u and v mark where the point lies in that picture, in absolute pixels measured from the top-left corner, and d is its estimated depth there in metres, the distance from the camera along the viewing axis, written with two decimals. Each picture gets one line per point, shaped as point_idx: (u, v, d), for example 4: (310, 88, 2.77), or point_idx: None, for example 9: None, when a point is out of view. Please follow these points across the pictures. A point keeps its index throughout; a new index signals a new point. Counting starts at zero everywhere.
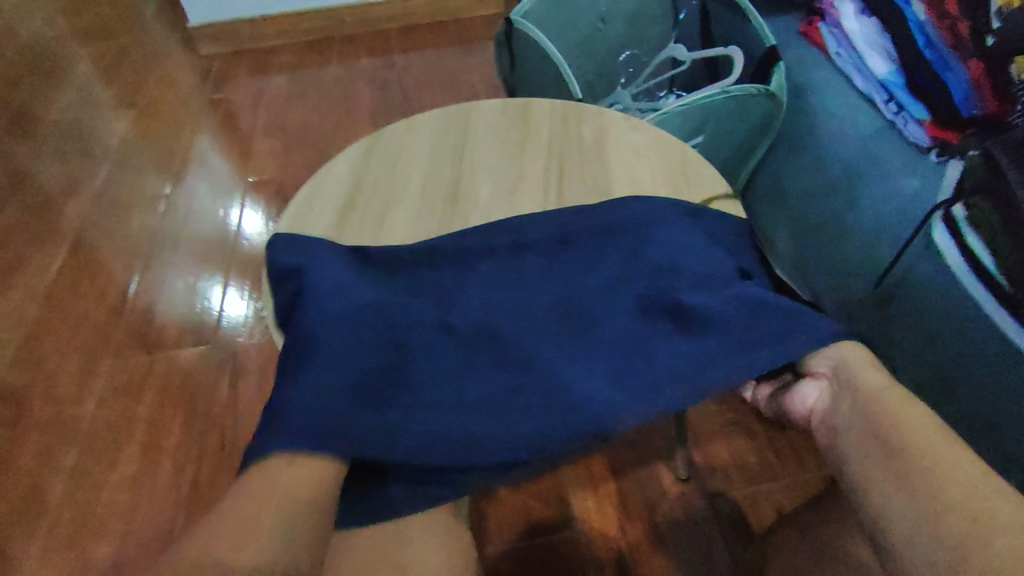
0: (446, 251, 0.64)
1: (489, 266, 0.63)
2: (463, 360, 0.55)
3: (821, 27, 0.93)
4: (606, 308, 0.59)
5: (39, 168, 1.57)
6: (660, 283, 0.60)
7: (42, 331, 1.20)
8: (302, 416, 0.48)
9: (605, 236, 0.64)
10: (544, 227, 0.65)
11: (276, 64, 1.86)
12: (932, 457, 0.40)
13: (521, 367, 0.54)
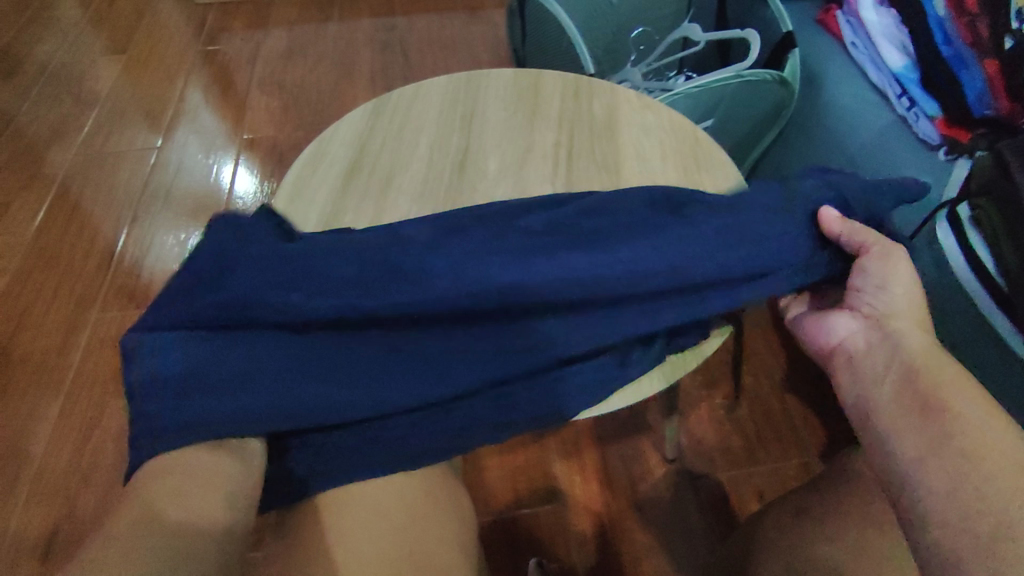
0: (434, 218, 0.61)
1: (478, 225, 0.59)
2: (439, 340, 0.52)
3: (838, 16, 0.93)
4: (597, 266, 0.54)
5: (24, 111, 1.52)
6: (643, 248, 0.55)
7: (26, 280, 1.17)
8: (240, 392, 0.48)
9: (595, 205, 0.61)
10: (540, 204, 0.63)
11: (273, 17, 1.80)
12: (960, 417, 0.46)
13: (479, 338, 0.52)
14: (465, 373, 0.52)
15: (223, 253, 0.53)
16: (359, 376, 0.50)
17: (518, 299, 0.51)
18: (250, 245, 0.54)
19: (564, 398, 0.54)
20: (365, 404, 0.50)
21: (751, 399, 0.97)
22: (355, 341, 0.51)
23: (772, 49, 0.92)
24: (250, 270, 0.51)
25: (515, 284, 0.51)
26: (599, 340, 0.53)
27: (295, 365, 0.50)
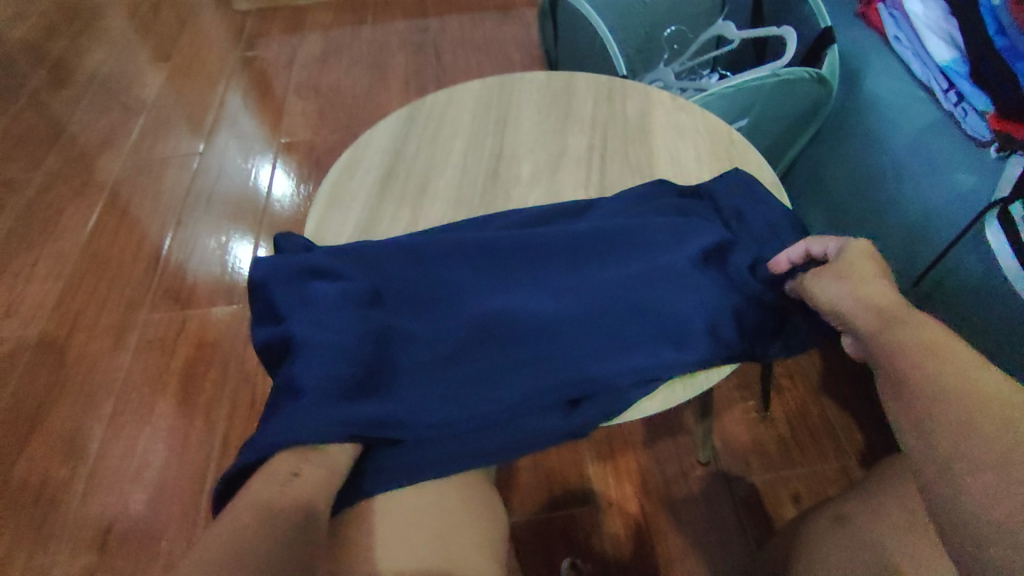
0: (476, 233, 0.62)
1: (524, 249, 0.60)
2: (483, 364, 0.54)
3: (879, 9, 0.89)
4: (633, 305, 0.56)
5: (76, 119, 1.59)
6: (656, 273, 0.58)
7: (81, 283, 1.23)
8: (287, 413, 0.47)
9: (628, 224, 0.62)
10: (577, 218, 0.64)
11: (309, 22, 1.84)
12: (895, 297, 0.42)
13: (507, 364, 0.54)
14: (506, 380, 0.53)
15: (272, 297, 0.56)
16: (409, 389, 0.52)
17: (543, 341, 0.54)
18: (308, 278, 0.57)
19: (603, 401, 0.53)
20: (413, 414, 0.51)
21: (787, 402, 0.96)
22: (393, 360, 0.54)
23: (810, 47, 0.90)
24: (288, 314, 0.54)
25: (541, 325, 0.55)
26: (630, 349, 0.54)
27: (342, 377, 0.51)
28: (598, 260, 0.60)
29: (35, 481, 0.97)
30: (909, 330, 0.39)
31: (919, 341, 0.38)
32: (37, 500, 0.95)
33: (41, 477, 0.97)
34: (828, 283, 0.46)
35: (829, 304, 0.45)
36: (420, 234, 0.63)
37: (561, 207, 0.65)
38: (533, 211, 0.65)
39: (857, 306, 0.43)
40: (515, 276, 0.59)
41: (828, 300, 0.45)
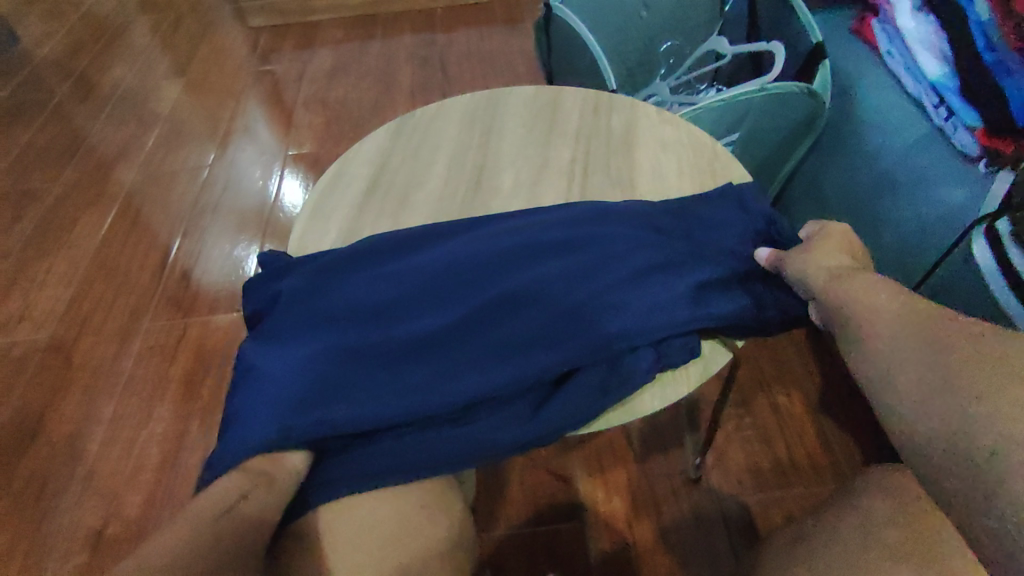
0: (447, 244, 0.62)
1: (492, 258, 0.60)
2: (448, 368, 0.53)
3: (873, 24, 0.88)
4: (604, 313, 0.55)
5: (95, 131, 1.65)
6: (627, 282, 0.57)
7: (90, 290, 1.26)
8: (259, 417, 0.50)
9: (600, 235, 0.61)
10: (553, 224, 0.63)
11: (321, 38, 1.89)
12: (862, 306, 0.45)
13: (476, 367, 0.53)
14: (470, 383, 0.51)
15: (262, 321, 0.59)
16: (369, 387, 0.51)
17: (512, 347, 0.54)
18: (284, 297, 0.59)
19: (567, 408, 0.52)
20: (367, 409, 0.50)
21: (782, 418, 0.94)
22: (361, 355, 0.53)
23: (803, 61, 0.88)
24: (269, 332, 0.56)
25: (509, 331, 0.55)
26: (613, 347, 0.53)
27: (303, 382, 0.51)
28: (570, 267, 0.59)
29: (33, 481, 0.99)
30: (855, 287, 0.47)
31: (856, 295, 0.46)
32: (36, 500, 0.97)
33: (39, 479, 0.99)
34: (806, 254, 0.53)
35: (801, 281, 0.51)
36: (397, 238, 0.63)
37: (537, 216, 0.65)
38: (505, 221, 0.65)
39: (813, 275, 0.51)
40: (486, 281, 0.58)
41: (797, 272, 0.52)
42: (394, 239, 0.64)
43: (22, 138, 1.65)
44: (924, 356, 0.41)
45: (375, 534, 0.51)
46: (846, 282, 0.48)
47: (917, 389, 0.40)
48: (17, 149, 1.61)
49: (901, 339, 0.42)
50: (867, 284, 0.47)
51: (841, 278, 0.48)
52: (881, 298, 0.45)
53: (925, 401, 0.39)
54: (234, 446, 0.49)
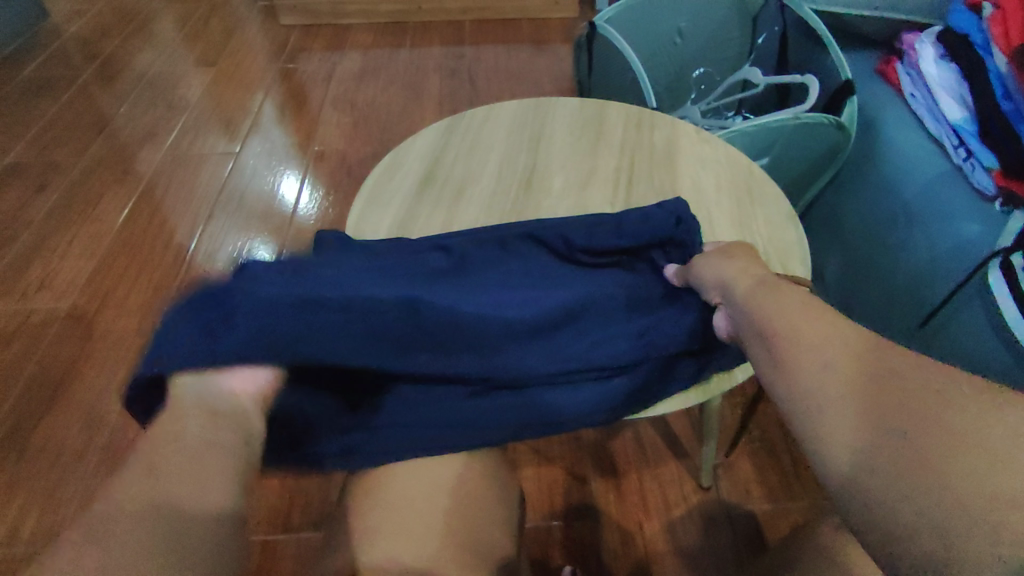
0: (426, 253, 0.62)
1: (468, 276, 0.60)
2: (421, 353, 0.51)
3: (898, 68, 0.96)
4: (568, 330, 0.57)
5: (121, 113, 1.66)
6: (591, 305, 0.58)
7: (112, 266, 1.27)
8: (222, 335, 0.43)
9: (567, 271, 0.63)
10: (541, 238, 0.64)
11: (351, 41, 1.93)
12: (783, 318, 0.42)
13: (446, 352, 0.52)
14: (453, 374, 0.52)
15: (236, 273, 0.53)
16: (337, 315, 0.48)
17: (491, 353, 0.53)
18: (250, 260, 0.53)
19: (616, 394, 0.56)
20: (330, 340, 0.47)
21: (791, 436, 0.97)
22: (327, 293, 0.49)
23: (831, 95, 0.94)
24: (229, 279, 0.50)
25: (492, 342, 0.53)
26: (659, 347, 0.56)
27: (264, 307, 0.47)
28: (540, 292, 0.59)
29: (48, 450, 0.99)
30: (772, 303, 0.44)
31: (766, 317, 0.43)
32: (50, 469, 0.97)
33: (55, 447, 0.99)
34: (721, 268, 0.51)
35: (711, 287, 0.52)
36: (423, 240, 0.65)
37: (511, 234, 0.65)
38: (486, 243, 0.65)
39: (729, 296, 0.49)
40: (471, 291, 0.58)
41: (720, 285, 0.50)
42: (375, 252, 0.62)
43: (47, 113, 1.66)
44: (856, 394, 0.36)
45: (392, 495, 0.55)
46: (763, 299, 0.45)
47: (831, 411, 0.36)
48: (43, 124, 1.62)
49: (808, 330, 0.40)
50: (788, 300, 0.43)
51: (755, 300, 0.45)
52: (802, 315, 0.41)
53: (846, 428, 0.35)
54: (160, 361, 0.42)
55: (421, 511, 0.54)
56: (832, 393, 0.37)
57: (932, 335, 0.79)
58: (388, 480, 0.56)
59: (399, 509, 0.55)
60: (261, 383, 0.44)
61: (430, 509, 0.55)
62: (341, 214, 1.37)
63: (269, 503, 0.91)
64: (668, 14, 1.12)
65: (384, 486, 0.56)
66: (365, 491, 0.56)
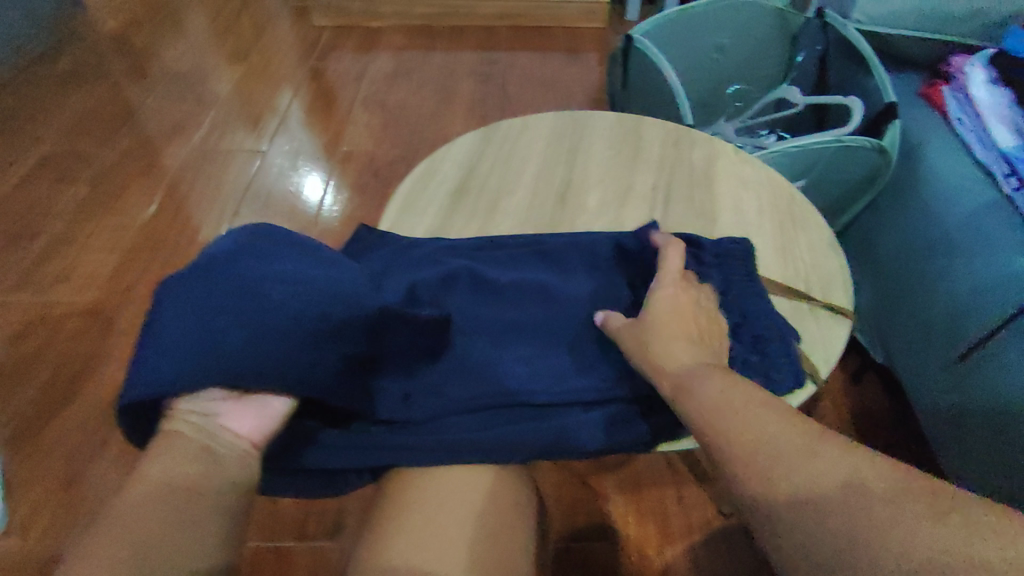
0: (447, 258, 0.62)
1: (490, 291, 0.58)
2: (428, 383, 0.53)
3: (944, 91, 0.95)
4: (586, 361, 0.54)
5: (152, 106, 1.68)
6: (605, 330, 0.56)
7: (136, 259, 1.28)
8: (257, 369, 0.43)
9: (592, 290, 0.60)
10: (560, 255, 0.62)
11: (382, 42, 1.94)
12: (748, 417, 0.39)
13: (458, 381, 0.53)
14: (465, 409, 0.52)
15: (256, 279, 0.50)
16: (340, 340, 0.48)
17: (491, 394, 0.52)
18: (273, 258, 0.50)
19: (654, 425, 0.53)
20: (319, 366, 0.46)
21: None
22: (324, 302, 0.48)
23: (872, 118, 0.91)
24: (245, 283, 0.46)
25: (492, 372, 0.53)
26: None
27: (261, 312, 0.45)
28: (554, 317, 0.57)
29: (67, 442, 0.99)
30: (708, 389, 0.42)
31: (708, 404, 0.41)
32: (68, 460, 0.97)
33: (74, 441, 1.00)
34: (651, 340, 0.49)
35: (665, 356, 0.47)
36: (442, 247, 0.63)
37: (535, 248, 0.63)
38: (508, 256, 0.63)
39: (658, 375, 0.47)
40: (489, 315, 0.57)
41: (651, 359, 0.48)
42: (394, 264, 0.62)
43: (79, 103, 1.68)
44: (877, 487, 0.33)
45: (413, 516, 0.49)
46: (699, 384, 0.43)
47: (823, 463, 0.35)
48: (75, 114, 1.65)
49: (783, 431, 0.38)
50: (720, 386, 0.42)
51: (692, 383, 0.43)
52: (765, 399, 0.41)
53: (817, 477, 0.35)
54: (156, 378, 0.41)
55: (445, 533, 0.49)
56: (831, 485, 0.34)
57: (969, 371, 0.76)
58: (411, 490, 0.51)
59: (417, 525, 0.49)
60: (266, 423, 0.45)
61: (454, 532, 0.49)
62: (365, 216, 1.37)
63: (286, 508, 0.90)
64: (708, 31, 1.10)
65: (404, 498, 0.51)
66: (384, 512, 0.51)
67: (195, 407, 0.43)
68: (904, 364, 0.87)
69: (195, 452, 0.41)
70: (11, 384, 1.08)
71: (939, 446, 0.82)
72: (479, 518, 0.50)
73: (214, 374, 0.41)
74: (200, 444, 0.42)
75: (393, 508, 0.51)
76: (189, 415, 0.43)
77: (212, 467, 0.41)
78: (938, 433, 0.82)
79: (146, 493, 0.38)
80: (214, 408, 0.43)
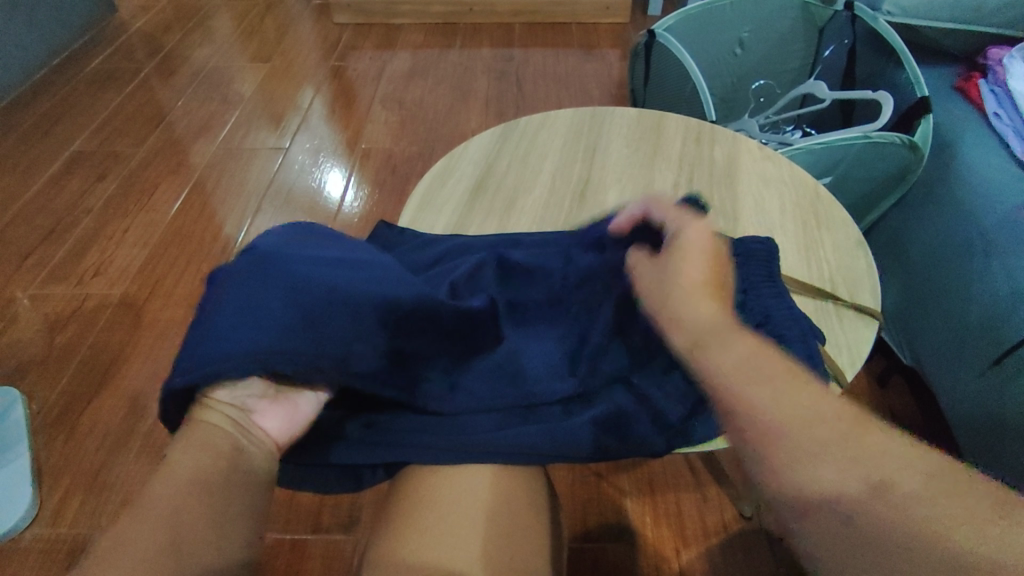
0: (469, 251, 0.62)
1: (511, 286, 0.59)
2: (455, 376, 0.52)
3: (980, 85, 0.92)
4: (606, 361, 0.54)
5: (178, 106, 1.71)
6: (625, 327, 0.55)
7: (162, 255, 1.30)
8: (309, 353, 0.43)
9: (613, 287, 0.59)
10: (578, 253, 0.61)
11: (401, 41, 1.94)
12: (775, 398, 0.37)
13: (484, 377, 0.52)
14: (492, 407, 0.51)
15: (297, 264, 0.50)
16: (388, 334, 0.48)
17: (513, 394, 0.52)
18: (309, 247, 0.51)
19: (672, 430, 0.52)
20: (364, 353, 0.47)
21: None
22: (380, 299, 0.49)
23: (902, 113, 0.89)
24: (291, 270, 0.46)
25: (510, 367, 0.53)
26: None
27: (322, 305, 0.46)
28: (573, 313, 0.57)
29: (97, 435, 1.01)
30: (726, 353, 0.40)
31: (724, 371, 0.39)
32: (97, 451, 0.99)
33: (102, 434, 1.02)
34: (672, 289, 0.46)
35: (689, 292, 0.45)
36: (457, 245, 0.63)
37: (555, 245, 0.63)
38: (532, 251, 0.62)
39: (676, 326, 0.44)
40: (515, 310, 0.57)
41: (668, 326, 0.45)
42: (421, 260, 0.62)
43: (109, 104, 1.72)
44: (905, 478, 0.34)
45: (428, 514, 0.49)
46: (719, 345, 0.41)
47: (851, 459, 0.35)
48: (105, 114, 1.68)
49: (809, 415, 0.37)
50: (739, 352, 0.40)
51: (713, 345, 0.41)
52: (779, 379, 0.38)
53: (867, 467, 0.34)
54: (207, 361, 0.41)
55: (459, 532, 0.48)
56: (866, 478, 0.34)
57: (1001, 376, 0.74)
58: (426, 488, 0.50)
59: (429, 523, 0.49)
60: (295, 423, 0.47)
61: (469, 533, 0.48)
62: (384, 212, 1.37)
63: (303, 503, 0.91)
64: (730, 26, 1.08)
65: (418, 495, 0.50)
66: (398, 512, 0.50)
67: (232, 399, 0.44)
68: (937, 367, 0.84)
69: (229, 447, 0.42)
70: (44, 376, 1.10)
71: (970, 451, 0.79)
72: (496, 516, 0.50)
73: (265, 359, 0.42)
74: (234, 438, 0.42)
75: (406, 506, 0.50)
76: (225, 407, 0.43)
77: (242, 463, 0.42)
78: (973, 440, 0.78)
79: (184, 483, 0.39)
80: (250, 404, 0.45)
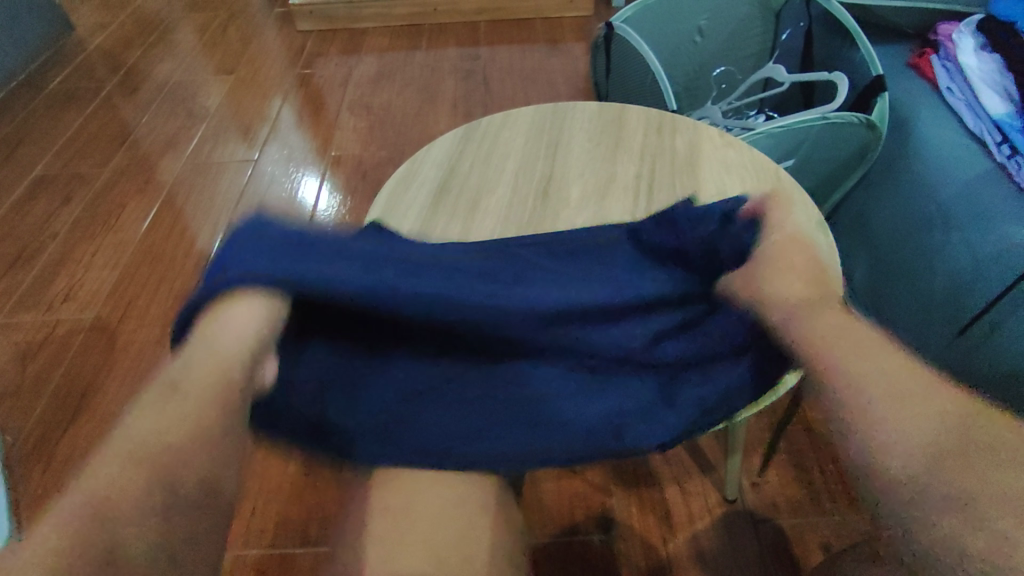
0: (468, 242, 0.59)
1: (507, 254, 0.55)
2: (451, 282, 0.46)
3: (932, 61, 0.93)
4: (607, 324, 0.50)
5: (143, 123, 1.68)
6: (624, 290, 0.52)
7: (134, 275, 1.28)
8: (309, 264, 0.43)
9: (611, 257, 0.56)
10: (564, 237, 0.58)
11: (366, 45, 1.93)
12: (859, 357, 0.39)
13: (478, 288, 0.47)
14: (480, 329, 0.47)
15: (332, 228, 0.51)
16: (429, 269, 0.47)
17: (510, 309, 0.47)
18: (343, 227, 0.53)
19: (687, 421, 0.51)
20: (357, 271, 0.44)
21: (820, 446, 0.94)
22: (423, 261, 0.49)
23: (859, 92, 0.90)
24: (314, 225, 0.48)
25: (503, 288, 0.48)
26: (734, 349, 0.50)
27: (358, 248, 0.47)
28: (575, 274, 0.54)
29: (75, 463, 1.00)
30: (813, 327, 0.42)
31: (816, 336, 0.42)
32: None
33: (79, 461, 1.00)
34: (761, 275, 0.48)
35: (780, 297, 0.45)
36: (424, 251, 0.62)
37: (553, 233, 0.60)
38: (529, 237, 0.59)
39: (768, 303, 0.46)
40: (516, 267, 0.53)
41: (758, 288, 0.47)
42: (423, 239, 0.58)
43: (71, 125, 1.69)
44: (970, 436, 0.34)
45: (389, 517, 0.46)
46: (812, 318, 0.43)
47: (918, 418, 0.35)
48: (68, 135, 1.65)
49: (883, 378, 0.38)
50: (832, 321, 0.42)
51: (803, 315, 0.44)
52: (865, 343, 0.40)
53: (932, 419, 0.35)
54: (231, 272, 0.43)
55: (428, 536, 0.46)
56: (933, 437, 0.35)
57: (964, 342, 0.76)
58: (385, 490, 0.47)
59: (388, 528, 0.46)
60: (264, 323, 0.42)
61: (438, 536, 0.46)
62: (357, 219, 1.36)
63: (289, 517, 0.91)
64: (688, 13, 1.09)
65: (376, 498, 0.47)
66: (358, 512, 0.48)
67: (229, 323, 0.42)
68: (906, 331, 0.85)
69: (233, 355, 0.41)
70: (17, 406, 1.08)
71: None
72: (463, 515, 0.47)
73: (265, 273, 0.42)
74: (233, 338, 0.41)
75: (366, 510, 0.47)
76: (225, 321, 0.42)
77: (203, 414, 0.38)
78: None
79: (190, 427, 0.38)
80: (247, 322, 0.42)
